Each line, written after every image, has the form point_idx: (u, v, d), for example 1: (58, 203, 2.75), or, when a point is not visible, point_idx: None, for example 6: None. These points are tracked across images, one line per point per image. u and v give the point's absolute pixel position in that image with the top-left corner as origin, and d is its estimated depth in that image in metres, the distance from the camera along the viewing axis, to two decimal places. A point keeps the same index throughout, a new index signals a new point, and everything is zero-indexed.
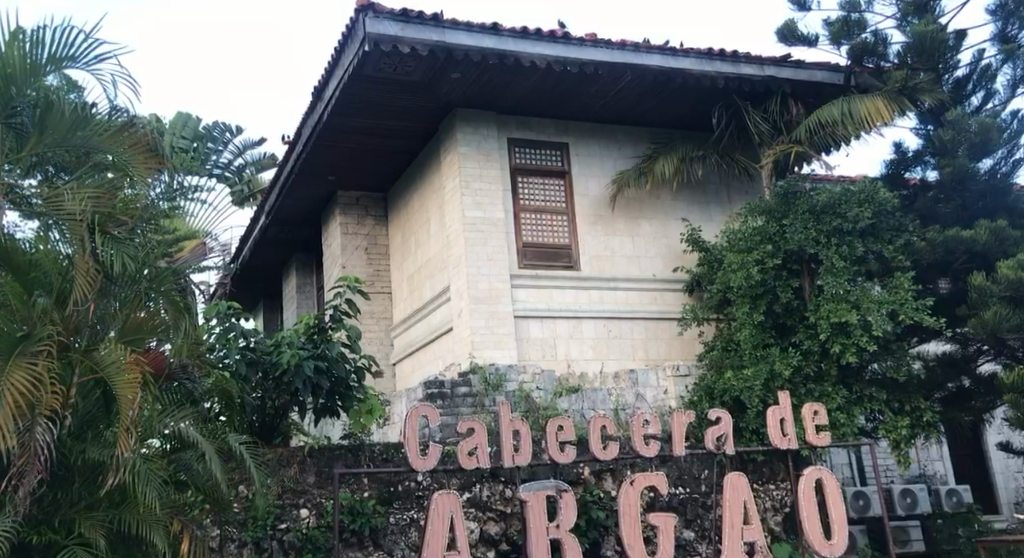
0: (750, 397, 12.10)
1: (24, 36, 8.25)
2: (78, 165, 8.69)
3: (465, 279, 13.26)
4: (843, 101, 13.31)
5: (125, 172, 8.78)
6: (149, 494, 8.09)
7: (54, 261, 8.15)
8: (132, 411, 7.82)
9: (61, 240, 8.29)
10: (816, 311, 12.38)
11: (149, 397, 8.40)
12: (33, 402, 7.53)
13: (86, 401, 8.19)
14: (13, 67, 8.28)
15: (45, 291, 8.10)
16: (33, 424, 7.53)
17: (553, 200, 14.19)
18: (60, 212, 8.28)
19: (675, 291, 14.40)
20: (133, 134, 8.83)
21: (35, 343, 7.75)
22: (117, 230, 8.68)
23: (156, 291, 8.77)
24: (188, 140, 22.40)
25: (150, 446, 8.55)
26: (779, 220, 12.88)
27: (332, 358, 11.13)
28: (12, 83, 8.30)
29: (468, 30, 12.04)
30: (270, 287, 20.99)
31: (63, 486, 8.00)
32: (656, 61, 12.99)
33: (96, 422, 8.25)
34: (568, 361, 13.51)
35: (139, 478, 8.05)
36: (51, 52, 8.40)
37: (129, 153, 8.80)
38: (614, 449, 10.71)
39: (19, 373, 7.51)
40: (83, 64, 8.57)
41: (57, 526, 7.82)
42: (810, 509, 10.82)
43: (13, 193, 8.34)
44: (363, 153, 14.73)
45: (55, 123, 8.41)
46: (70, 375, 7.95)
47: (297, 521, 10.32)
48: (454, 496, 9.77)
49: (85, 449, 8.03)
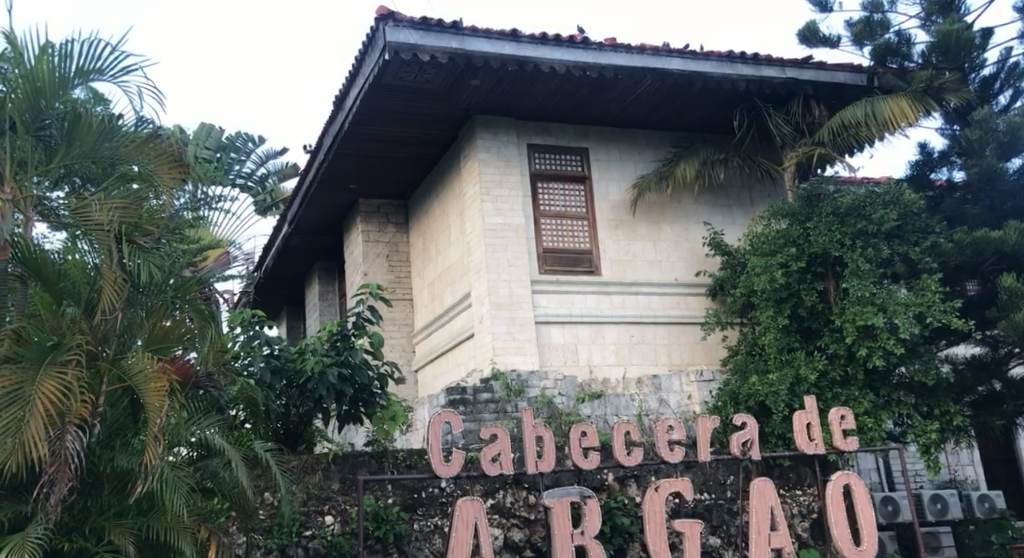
0: (776, 403, 12.02)
1: (53, 50, 8.43)
2: (104, 176, 8.79)
3: (486, 285, 13.22)
4: (866, 102, 13.23)
5: (150, 183, 8.81)
6: (177, 502, 8.03)
7: (82, 272, 8.30)
8: (159, 420, 7.81)
9: (88, 251, 8.39)
10: (841, 315, 12.28)
11: (176, 405, 8.40)
12: (62, 410, 7.57)
13: (113, 409, 8.21)
14: (43, 81, 8.46)
15: (74, 303, 8.23)
16: (63, 432, 7.56)
17: (574, 206, 14.13)
18: (87, 222, 8.33)
19: (697, 294, 14.29)
20: (157, 146, 8.90)
21: (65, 352, 7.80)
22: (144, 241, 8.63)
23: (182, 300, 8.71)
24: (212, 150, 22.61)
25: (176, 454, 8.52)
26: (803, 223, 12.80)
27: (355, 365, 11.06)
28: (40, 98, 8.48)
29: (487, 37, 12.01)
30: (294, 295, 21.05)
31: (92, 494, 8.00)
32: (677, 65, 12.91)
33: (122, 431, 8.25)
34: (589, 367, 13.44)
35: (167, 485, 8.00)
36: (79, 65, 8.57)
37: (154, 164, 8.85)
38: (638, 455, 10.65)
39: (49, 385, 7.53)
40: (111, 76, 8.72)
41: (87, 533, 7.84)
42: (840, 516, 10.71)
43: (41, 206, 8.52)
44: (383, 161, 14.72)
45: (82, 135, 8.56)
46: (98, 383, 7.98)
47: (322, 528, 10.27)
48: (478, 502, 9.72)
49: (113, 457, 8.04)
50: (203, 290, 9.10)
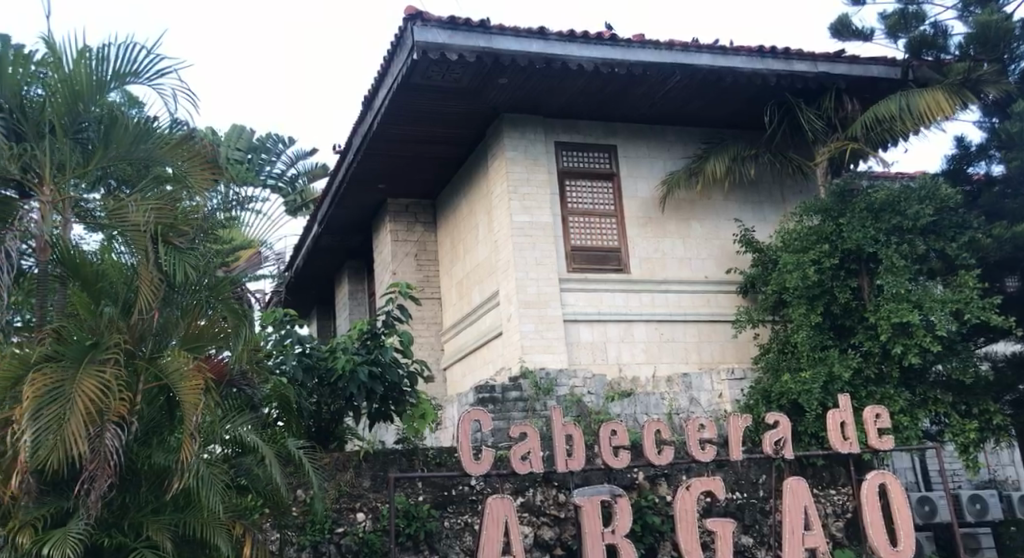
0: (810, 402, 11.84)
1: (90, 54, 8.55)
2: (139, 178, 8.90)
3: (514, 284, 13.13)
4: (901, 95, 12.96)
5: (183, 184, 8.91)
6: (212, 499, 8.04)
7: (119, 271, 8.52)
8: (196, 418, 7.85)
9: (124, 250, 8.57)
10: (876, 311, 12.09)
11: (211, 404, 8.32)
12: (102, 408, 7.64)
13: (151, 407, 8.21)
14: (81, 85, 8.58)
15: (111, 302, 8.46)
16: (103, 430, 7.63)
17: (602, 204, 14.00)
18: (124, 223, 8.44)
19: (727, 293, 14.14)
20: (191, 148, 8.99)
21: (104, 352, 7.90)
22: (179, 241, 8.75)
23: (216, 299, 8.90)
24: (243, 152, 22.71)
25: (211, 451, 8.53)
26: (836, 219, 12.62)
27: (385, 363, 11.01)
28: (78, 102, 8.60)
29: (515, 36, 11.93)
30: (324, 295, 21.05)
31: (131, 490, 8.04)
32: (706, 61, 12.78)
33: (158, 429, 8.25)
34: (619, 366, 13.32)
35: (203, 482, 8.04)
36: (116, 68, 8.69)
37: (188, 165, 8.95)
38: (669, 454, 10.54)
39: (88, 383, 7.62)
40: (146, 79, 8.84)
41: (126, 529, 7.85)
42: (875, 517, 10.54)
43: (79, 207, 8.60)
44: (412, 161, 14.68)
45: (118, 137, 8.59)
46: (135, 382, 8.04)
47: (354, 525, 10.22)
48: (508, 500, 9.63)
49: (151, 454, 8.09)
50: (235, 290, 9.26)
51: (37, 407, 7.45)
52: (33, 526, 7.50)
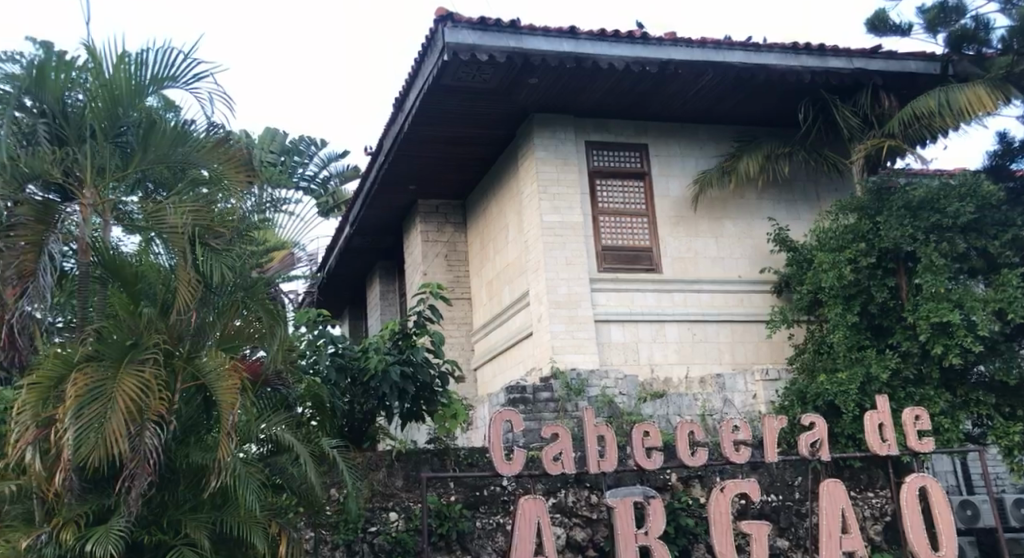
0: (845, 402, 11.68)
1: (129, 59, 8.61)
2: (175, 181, 8.95)
3: (545, 284, 12.99)
4: (941, 91, 12.68)
5: (219, 187, 8.92)
6: (250, 498, 8.03)
7: (157, 272, 8.43)
8: (232, 416, 7.90)
9: (163, 252, 8.50)
10: (915, 311, 11.87)
11: (248, 403, 8.46)
12: (141, 407, 7.69)
13: (187, 407, 8.25)
14: (120, 90, 8.60)
15: (150, 303, 8.35)
16: (142, 429, 7.68)
17: (633, 203, 13.84)
18: (162, 225, 8.47)
19: (762, 292, 13.94)
20: (228, 150, 9.05)
21: (143, 352, 7.96)
22: (216, 242, 8.77)
23: (252, 300, 8.82)
24: (277, 155, 22.75)
25: (247, 451, 8.50)
26: (873, 217, 12.40)
27: (418, 363, 10.90)
28: (117, 106, 8.62)
29: (545, 35, 11.82)
30: (356, 295, 21.03)
31: (170, 487, 8.05)
32: (739, 59, 12.61)
33: (197, 429, 8.27)
34: (651, 366, 13.17)
35: (240, 481, 8.04)
36: (154, 73, 8.75)
37: (223, 166, 8.97)
38: (703, 456, 10.37)
39: (129, 382, 7.70)
40: (183, 83, 8.90)
41: (165, 527, 7.84)
42: (915, 519, 10.32)
43: (117, 210, 8.64)
44: (442, 162, 14.61)
45: (157, 140, 8.63)
46: (174, 381, 8.07)
47: (387, 524, 10.13)
48: (540, 501, 9.49)
49: (188, 454, 8.07)
50: (269, 291, 9.20)
51: (79, 406, 7.55)
52: (77, 522, 7.57)
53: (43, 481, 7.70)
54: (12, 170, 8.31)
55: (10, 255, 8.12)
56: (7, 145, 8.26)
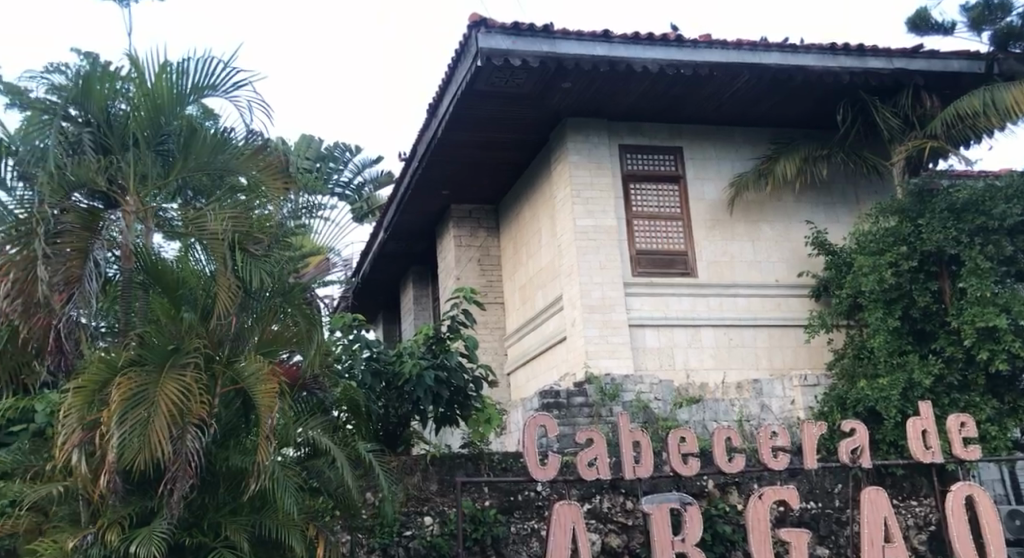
0: (887, 407, 11.41)
1: (171, 68, 8.60)
2: (214, 189, 8.86)
3: (578, 288, 12.83)
4: (985, 90, 12.34)
5: (257, 194, 8.83)
6: (288, 501, 7.94)
7: (198, 278, 8.36)
8: (271, 419, 7.79)
9: (204, 258, 8.43)
10: (959, 315, 11.61)
11: (286, 407, 8.35)
12: (182, 409, 7.63)
13: (226, 411, 8.22)
14: (162, 99, 8.64)
15: (192, 308, 8.33)
16: (184, 432, 7.62)
17: (668, 206, 13.67)
18: (203, 232, 8.42)
19: (800, 296, 13.66)
20: (266, 158, 8.97)
21: (184, 356, 7.94)
22: (256, 249, 8.63)
23: (291, 306, 8.71)
24: (313, 161, 22.77)
25: (285, 454, 8.45)
26: (914, 220, 12.12)
27: (452, 367, 10.78)
28: (160, 115, 8.67)
29: (578, 39, 11.65)
30: (391, 300, 20.98)
31: (211, 490, 8.02)
32: (776, 60, 12.39)
33: (236, 432, 8.25)
34: (686, 372, 12.97)
35: (279, 485, 7.93)
36: (194, 81, 8.72)
37: (261, 173, 8.89)
38: (740, 462, 10.19)
39: (170, 386, 7.64)
40: (223, 92, 8.83)
41: (206, 529, 7.80)
42: (961, 528, 10.06)
43: (158, 217, 8.61)
44: (476, 167, 14.50)
45: (198, 148, 8.69)
46: (213, 385, 8.05)
47: (422, 528, 10.02)
48: (575, 507, 9.33)
49: (228, 457, 8.02)
50: (307, 295, 8.93)
51: (123, 411, 7.50)
52: (121, 524, 7.54)
53: (89, 483, 7.63)
54: (59, 178, 8.32)
55: (58, 261, 8.15)
56: (53, 154, 8.26)
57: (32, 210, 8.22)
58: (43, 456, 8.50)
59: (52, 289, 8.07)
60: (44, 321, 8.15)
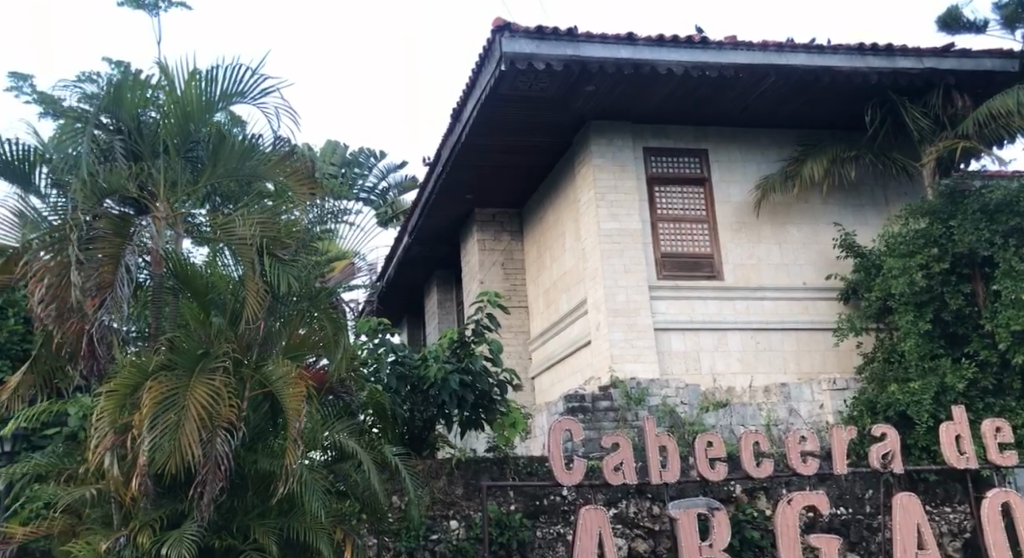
0: (918, 412, 11.23)
1: (200, 76, 8.56)
2: (241, 195, 8.85)
3: (603, 291, 12.69)
4: (1018, 89, 12.08)
5: (284, 199, 8.84)
6: (315, 504, 7.88)
7: (226, 283, 8.35)
8: (299, 423, 7.70)
9: (232, 264, 8.40)
10: (993, 317, 11.45)
11: (314, 410, 8.27)
12: (211, 414, 7.55)
13: (255, 415, 8.15)
14: (191, 107, 8.58)
15: (220, 312, 8.32)
16: (213, 436, 7.51)
17: (693, 208, 13.51)
18: (232, 237, 8.30)
19: (828, 299, 13.46)
20: (293, 164, 8.94)
21: (213, 360, 7.86)
22: (283, 253, 8.62)
23: (318, 310, 8.68)
24: (337, 166, 22.74)
25: (312, 458, 8.39)
26: (946, 221, 11.90)
27: (476, 372, 10.66)
28: (190, 122, 8.61)
29: (603, 42, 11.54)
30: (415, 305, 20.90)
31: (240, 494, 7.95)
32: (803, 60, 12.22)
33: (265, 436, 8.17)
34: (713, 376, 12.80)
35: (306, 488, 7.85)
36: (223, 89, 8.67)
37: (288, 179, 8.87)
38: (769, 467, 10.01)
39: (199, 391, 7.58)
40: (252, 98, 8.78)
41: (235, 531, 7.77)
42: (997, 535, 9.87)
43: (187, 223, 8.57)
44: (500, 171, 14.41)
45: (226, 155, 8.63)
46: (242, 389, 7.93)
47: (447, 532, 9.91)
48: (602, 512, 9.19)
49: (256, 460, 7.94)
50: (332, 300, 8.92)
51: (154, 415, 7.47)
52: (153, 526, 7.47)
53: (121, 486, 7.64)
54: (92, 186, 8.26)
55: (90, 267, 8.03)
56: (86, 161, 8.22)
57: (66, 217, 8.19)
58: (76, 459, 8.41)
59: (84, 294, 7.96)
60: (77, 327, 8.07)
